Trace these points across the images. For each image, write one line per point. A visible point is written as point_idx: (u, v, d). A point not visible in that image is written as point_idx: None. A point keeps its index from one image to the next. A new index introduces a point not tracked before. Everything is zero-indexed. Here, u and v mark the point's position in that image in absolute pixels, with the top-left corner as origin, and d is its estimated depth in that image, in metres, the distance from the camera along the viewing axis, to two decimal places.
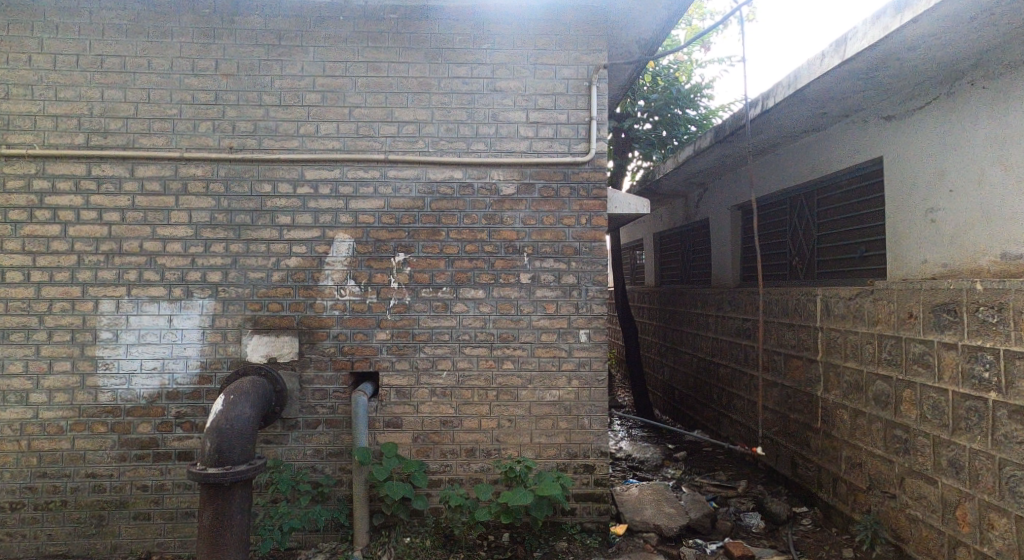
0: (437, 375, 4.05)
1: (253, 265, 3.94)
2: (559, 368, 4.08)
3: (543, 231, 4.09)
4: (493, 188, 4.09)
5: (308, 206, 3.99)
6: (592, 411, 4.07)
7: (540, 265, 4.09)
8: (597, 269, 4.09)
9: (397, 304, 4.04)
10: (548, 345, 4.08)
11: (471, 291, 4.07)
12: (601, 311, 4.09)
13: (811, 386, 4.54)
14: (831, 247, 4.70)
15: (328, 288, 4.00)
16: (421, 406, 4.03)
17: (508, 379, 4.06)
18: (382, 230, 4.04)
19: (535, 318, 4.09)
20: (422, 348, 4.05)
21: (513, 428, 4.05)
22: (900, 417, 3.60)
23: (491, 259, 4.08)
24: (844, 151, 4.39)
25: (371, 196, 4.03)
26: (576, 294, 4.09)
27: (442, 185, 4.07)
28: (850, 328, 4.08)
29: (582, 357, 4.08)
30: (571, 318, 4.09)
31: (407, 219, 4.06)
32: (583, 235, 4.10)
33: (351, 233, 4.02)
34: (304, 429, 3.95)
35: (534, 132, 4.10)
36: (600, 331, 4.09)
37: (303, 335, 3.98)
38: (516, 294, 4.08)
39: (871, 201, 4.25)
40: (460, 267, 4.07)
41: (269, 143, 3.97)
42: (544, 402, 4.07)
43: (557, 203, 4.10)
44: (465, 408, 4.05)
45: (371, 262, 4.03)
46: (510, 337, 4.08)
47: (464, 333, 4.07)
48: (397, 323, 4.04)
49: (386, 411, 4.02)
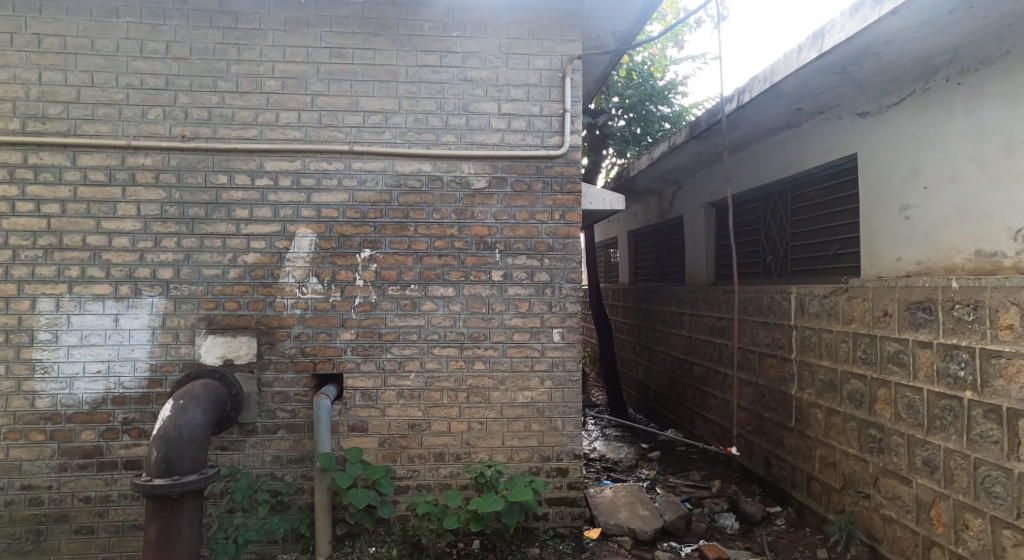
0: (405, 376, 3.88)
1: (208, 261, 3.72)
2: (531, 368, 3.94)
3: (515, 227, 3.95)
4: (462, 182, 3.93)
5: (268, 199, 3.78)
6: (565, 412, 3.95)
7: (511, 262, 3.95)
8: (571, 266, 3.96)
9: (362, 303, 3.86)
10: (520, 345, 3.94)
11: (440, 289, 3.91)
12: (575, 310, 3.97)
13: (785, 385, 4.50)
14: (805, 245, 4.68)
15: (289, 285, 3.79)
16: (388, 409, 3.86)
17: (478, 380, 3.92)
18: (347, 224, 3.85)
19: (507, 317, 3.95)
20: (389, 348, 3.87)
21: (484, 431, 3.91)
22: (874, 416, 3.53)
23: (461, 256, 3.93)
24: (819, 149, 4.36)
25: (335, 189, 3.84)
26: (549, 292, 3.96)
27: (410, 179, 3.90)
28: (824, 326, 4.03)
29: (555, 357, 3.96)
30: (544, 317, 3.96)
31: (373, 213, 3.87)
32: (556, 231, 3.97)
33: (313, 228, 3.82)
34: (263, 435, 3.74)
35: (506, 124, 3.95)
36: (574, 330, 3.97)
37: (262, 335, 3.76)
38: (487, 292, 3.93)
39: (846, 198, 4.22)
40: (428, 264, 3.91)
41: (225, 132, 3.74)
42: (516, 403, 3.93)
43: (530, 198, 3.96)
44: (434, 411, 3.89)
45: (335, 258, 3.84)
46: (480, 337, 3.93)
47: (432, 333, 3.90)
48: (363, 322, 3.86)
49: (351, 415, 3.83)
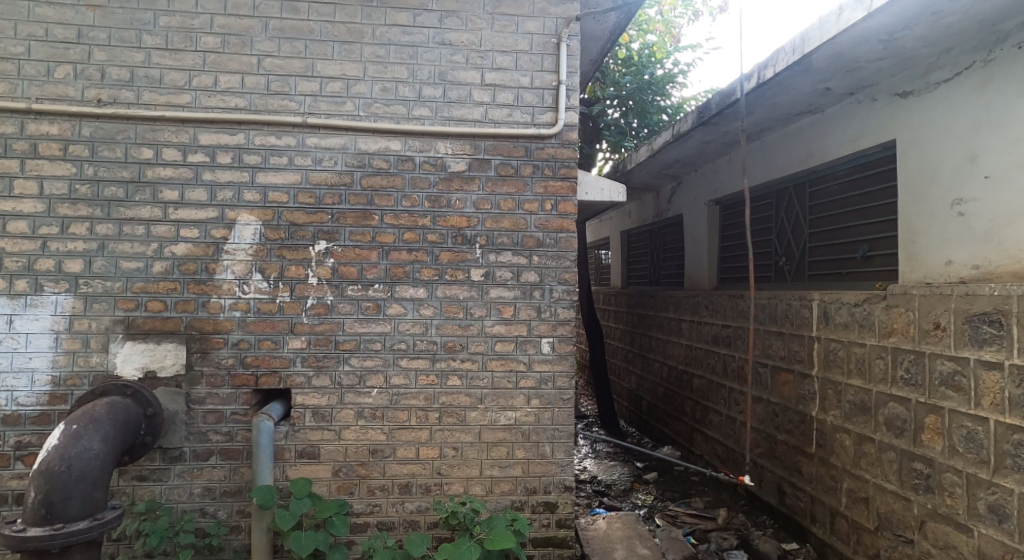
0: (365, 393, 3.27)
1: (127, 253, 3.09)
2: (516, 385, 3.35)
3: (499, 218, 3.37)
4: (438, 164, 3.33)
5: (203, 178, 3.15)
6: (554, 437, 3.36)
7: (494, 259, 3.36)
8: (563, 266, 3.38)
9: (316, 305, 3.25)
10: (503, 357, 3.35)
11: (409, 290, 3.31)
12: (568, 316, 3.39)
13: (803, 405, 3.94)
14: (827, 246, 4.13)
15: (226, 283, 3.18)
16: (344, 432, 3.25)
17: (452, 398, 3.32)
18: (299, 211, 3.24)
19: (488, 323, 3.35)
20: (347, 360, 3.27)
21: (458, 459, 3.31)
22: (919, 447, 2.97)
23: (434, 252, 3.33)
24: (846, 136, 3.81)
25: (285, 168, 3.22)
26: (538, 295, 3.38)
27: (375, 158, 3.29)
28: (853, 339, 3.47)
29: (544, 372, 3.37)
30: (531, 324, 3.37)
31: (330, 199, 3.26)
32: (548, 224, 3.39)
33: (258, 215, 3.20)
34: (192, 463, 3.12)
35: (489, 97, 3.36)
36: (567, 340, 3.38)
37: (193, 342, 3.15)
38: (465, 294, 3.34)
39: (876, 193, 3.68)
40: (395, 260, 3.30)
41: (151, 96, 3.11)
42: (497, 426, 3.33)
43: (517, 184, 3.38)
44: (400, 434, 3.28)
45: (284, 251, 3.23)
46: (455, 347, 3.33)
47: (399, 342, 3.30)
48: (316, 328, 3.24)
49: (299, 439, 3.22)
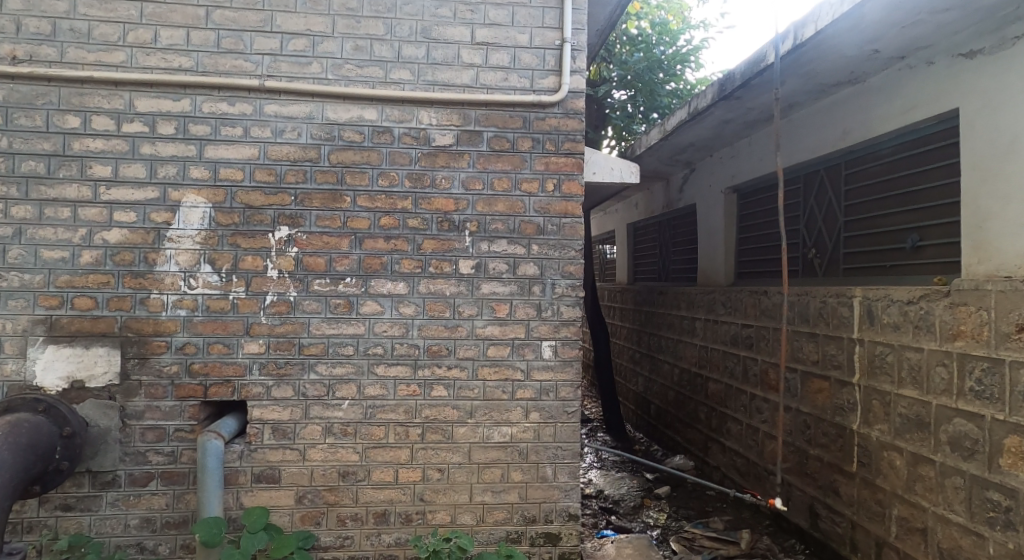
0: (334, 406, 2.79)
1: (49, 240, 2.61)
2: (513, 396, 2.86)
3: (492, 200, 2.87)
4: (420, 136, 2.84)
5: (141, 151, 2.66)
6: (557, 458, 2.87)
7: (486, 249, 2.87)
8: (568, 256, 2.90)
9: (276, 302, 2.76)
10: (496, 363, 2.86)
11: (386, 285, 2.82)
12: (574, 316, 2.90)
13: (840, 417, 3.44)
14: (867, 235, 3.62)
15: (169, 277, 2.69)
16: (310, 452, 2.77)
17: (436, 412, 2.83)
18: (256, 191, 2.75)
19: (480, 324, 2.86)
20: (313, 367, 2.78)
21: (443, 483, 2.82)
22: (996, 474, 2.47)
23: (415, 240, 2.84)
24: (893, 108, 3.29)
25: (239, 141, 2.73)
26: (538, 290, 2.89)
27: (346, 129, 2.80)
28: (904, 342, 2.96)
29: (545, 382, 2.88)
30: (530, 326, 2.88)
31: (293, 176, 2.77)
32: (550, 207, 2.90)
33: (207, 195, 2.71)
34: (128, 489, 2.66)
35: (481, 57, 2.86)
36: (572, 343, 2.89)
37: (129, 346, 2.67)
38: (452, 289, 2.85)
39: (928, 173, 3.17)
40: (370, 249, 2.82)
41: (77, 53, 2.62)
42: (490, 444, 2.84)
43: (513, 160, 2.88)
44: (375, 454, 2.79)
45: (237, 238, 2.74)
46: (440, 351, 2.84)
47: (374, 346, 2.81)
48: (276, 330, 2.76)
49: (256, 461, 2.74)
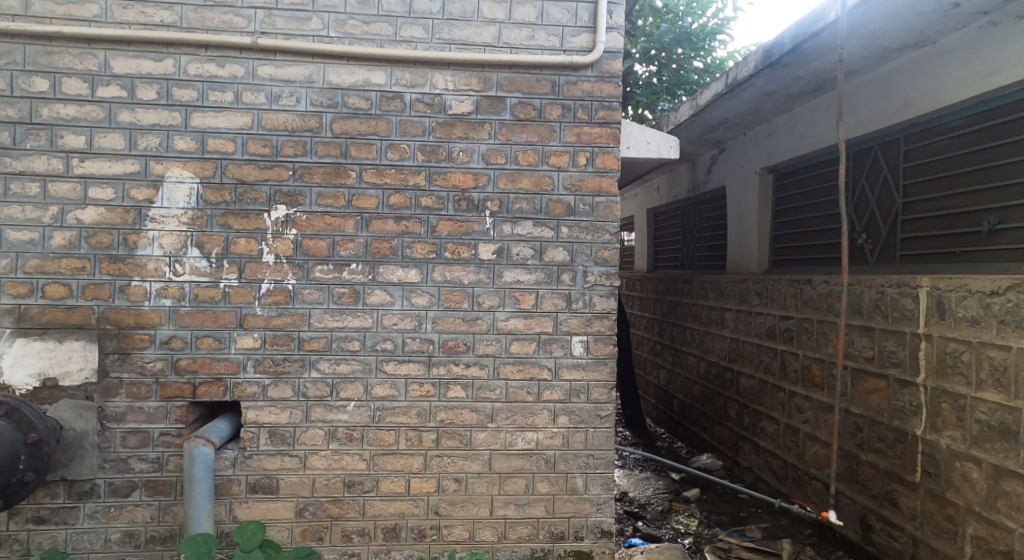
0: (338, 408, 2.48)
1: (15, 219, 2.31)
2: (539, 398, 2.55)
3: (516, 176, 2.54)
4: (434, 103, 2.50)
5: (118, 119, 2.34)
6: (588, 467, 2.56)
7: (508, 231, 2.55)
8: (601, 240, 2.57)
9: (272, 291, 2.45)
10: (520, 361, 2.55)
11: (396, 272, 2.51)
12: (607, 308, 2.57)
13: (899, 420, 3.09)
14: (930, 217, 3.25)
15: (152, 262, 2.39)
16: (311, 460, 2.47)
17: (453, 415, 2.52)
18: (249, 165, 2.43)
19: (502, 316, 2.55)
20: (315, 364, 2.48)
21: (461, 495, 2.52)
22: None
23: (429, 221, 2.52)
24: (969, 73, 2.90)
25: (230, 108, 2.40)
26: (568, 279, 2.56)
27: (351, 95, 2.46)
28: (986, 339, 2.60)
29: (574, 382, 2.56)
30: (558, 318, 2.56)
31: (291, 148, 2.45)
32: (582, 184, 2.56)
33: (194, 169, 2.40)
34: (108, 500, 2.37)
35: (504, 12, 2.51)
36: (605, 339, 2.57)
37: (108, 340, 2.36)
38: (470, 277, 2.53)
39: (1010, 146, 2.80)
40: (378, 231, 2.50)
41: (44, 6, 2.30)
42: (512, 451, 2.54)
43: (540, 130, 2.54)
44: (384, 462, 2.49)
45: (228, 218, 2.42)
46: (457, 347, 2.53)
47: (383, 341, 2.51)
48: (273, 322, 2.46)
49: (251, 469, 2.44)
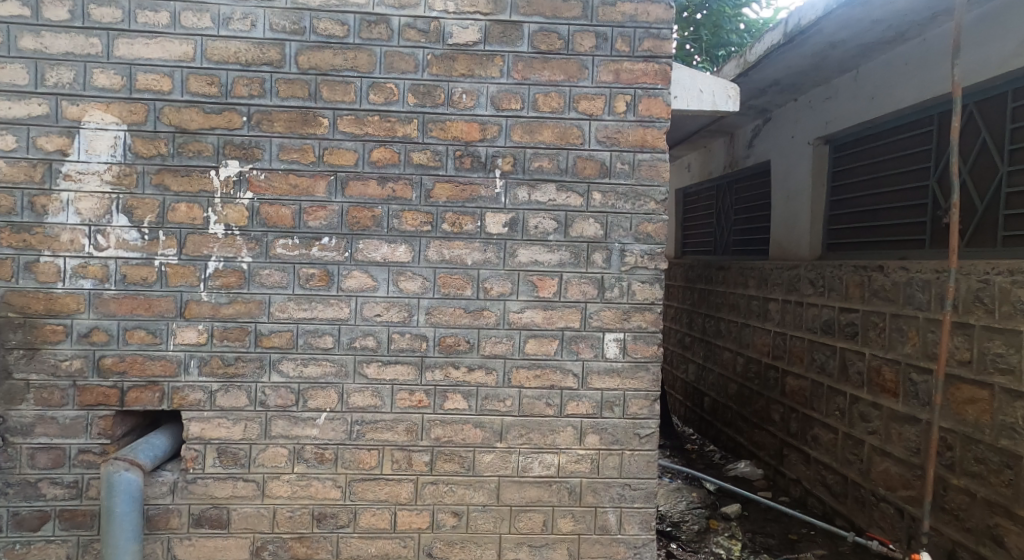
0: (306, 421, 1.95)
1: None
2: (561, 412, 2.00)
3: (536, 126, 1.98)
4: (430, 30, 1.94)
5: (21, 47, 1.82)
6: (622, 501, 2.01)
7: (524, 198, 1.98)
8: (644, 211, 2.00)
9: (222, 271, 1.92)
10: (538, 364, 2.00)
11: (379, 249, 1.96)
12: (651, 298, 2.01)
13: (1008, 440, 2.49)
14: None
15: (68, 232, 1.86)
16: (271, 486, 1.95)
17: (451, 431, 1.98)
18: (191, 109, 1.89)
19: (515, 306, 1.99)
20: (276, 365, 1.94)
21: (460, 533, 1.99)
22: None
23: (423, 184, 1.97)
24: None
25: (165, 33, 1.86)
26: (600, 260, 2.00)
27: (322, 18, 1.91)
28: None
29: (607, 391, 2.01)
30: (587, 310, 2.00)
31: (246, 87, 1.90)
32: (620, 136, 1.99)
33: (121, 113, 1.86)
34: (11, 535, 1.87)
35: None
36: (646, 337, 2.01)
37: (10, 331, 1.85)
38: (475, 256, 1.98)
39: None
40: (357, 196, 1.95)
41: None
42: (527, 479, 1.99)
43: (566, 66, 1.97)
44: (363, 490, 1.97)
45: (165, 178, 1.89)
46: (457, 346, 1.98)
47: (363, 336, 1.97)
48: (222, 311, 1.92)
49: (194, 497, 1.92)
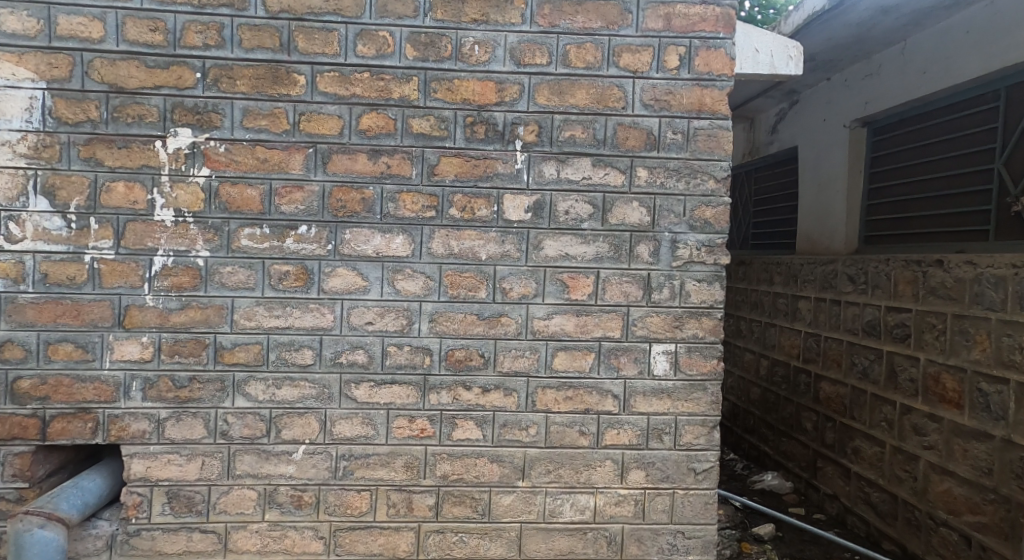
0: (279, 456, 1.56)
1: None
2: (598, 442, 1.61)
3: (566, 85, 1.58)
4: None
5: None
6: (673, 551, 1.63)
7: (552, 176, 1.59)
8: (701, 191, 1.61)
9: (171, 269, 1.52)
10: (570, 383, 1.61)
11: (371, 240, 1.56)
12: (709, 300, 1.62)
13: None
14: None
15: None
16: (236, 539, 1.55)
17: (462, 468, 1.60)
18: (130, 62, 1.48)
19: (541, 311, 1.60)
20: (241, 387, 1.55)
21: None
22: None
23: (424, 158, 1.57)
24: None
25: None
26: (646, 253, 1.61)
27: None
28: None
29: (656, 416, 1.62)
30: (631, 316, 1.61)
31: (201, 34, 1.50)
32: (671, 98, 1.59)
33: (38, 68, 1.46)
34: None
35: None
36: (703, 348, 1.62)
37: None
38: (491, 249, 1.58)
39: None
40: (342, 173, 1.55)
41: None
42: (556, 526, 1.61)
43: (603, 10, 1.57)
44: (352, 542, 1.58)
45: (96, 151, 1.49)
46: (468, 361, 1.59)
47: (351, 349, 1.57)
48: (172, 320, 1.52)
49: (139, 554, 1.53)
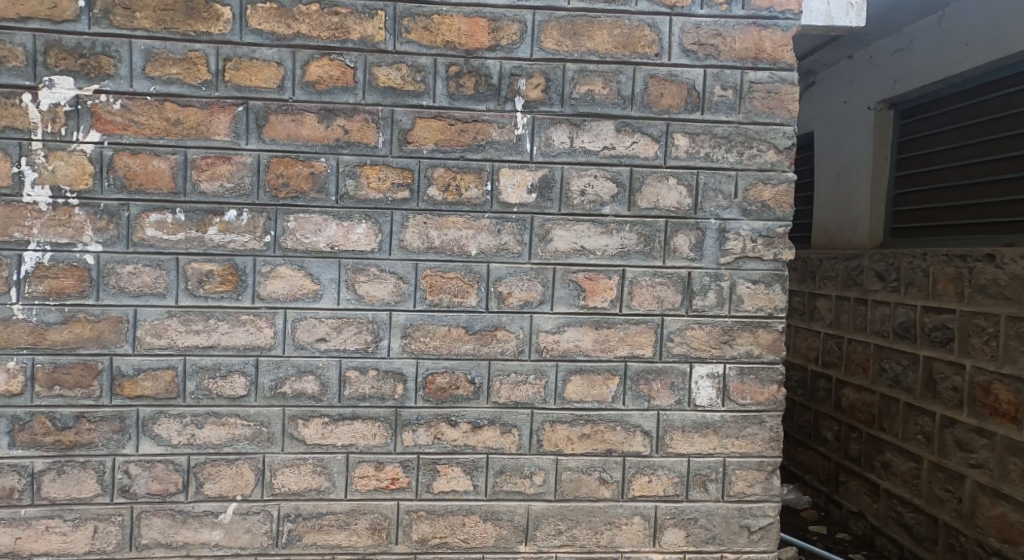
0: (201, 519, 1.17)
1: None
2: (622, 493, 1.24)
3: (582, 24, 1.19)
4: None
5: None
6: None
7: (563, 145, 1.20)
8: (759, 165, 1.23)
9: (48, 269, 1.12)
10: (586, 416, 1.22)
11: (323, 228, 1.17)
12: (768, 307, 1.24)
13: None
14: None
15: None
16: None
17: (444, 529, 1.21)
18: None
19: (548, 323, 1.21)
20: (148, 427, 1.15)
21: None
22: None
23: (394, 120, 1.17)
24: None
25: None
26: (686, 246, 1.23)
27: None
28: None
29: (697, 459, 1.24)
30: (666, 329, 1.23)
31: None
32: (720, 42, 1.21)
33: None
34: None
35: None
36: (760, 371, 1.24)
37: None
38: (483, 242, 1.20)
39: None
40: (282, 139, 1.16)
41: None
42: None
43: None
44: None
45: None
46: (453, 390, 1.20)
47: (297, 376, 1.18)
48: (48, 338, 1.12)
49: None
